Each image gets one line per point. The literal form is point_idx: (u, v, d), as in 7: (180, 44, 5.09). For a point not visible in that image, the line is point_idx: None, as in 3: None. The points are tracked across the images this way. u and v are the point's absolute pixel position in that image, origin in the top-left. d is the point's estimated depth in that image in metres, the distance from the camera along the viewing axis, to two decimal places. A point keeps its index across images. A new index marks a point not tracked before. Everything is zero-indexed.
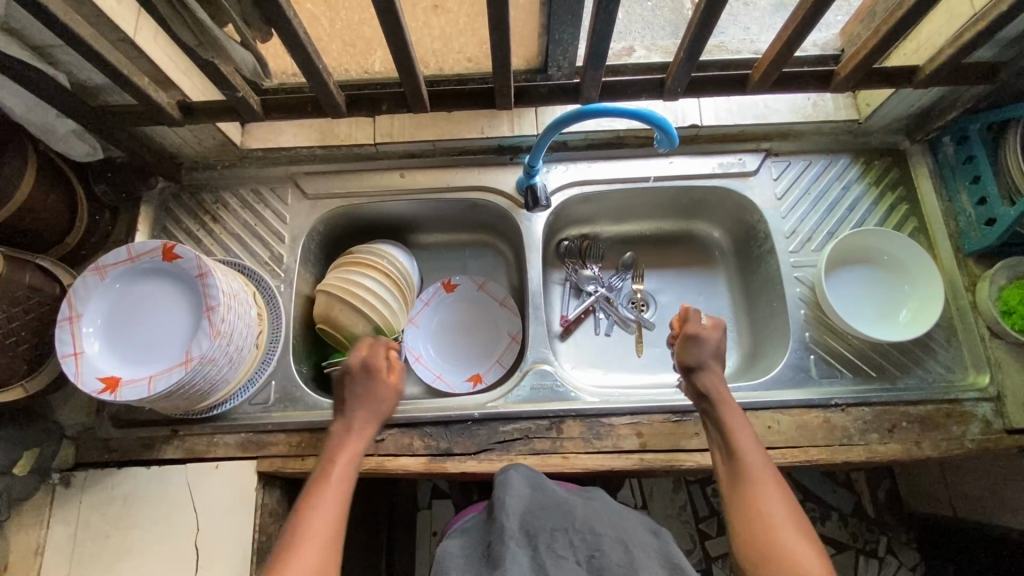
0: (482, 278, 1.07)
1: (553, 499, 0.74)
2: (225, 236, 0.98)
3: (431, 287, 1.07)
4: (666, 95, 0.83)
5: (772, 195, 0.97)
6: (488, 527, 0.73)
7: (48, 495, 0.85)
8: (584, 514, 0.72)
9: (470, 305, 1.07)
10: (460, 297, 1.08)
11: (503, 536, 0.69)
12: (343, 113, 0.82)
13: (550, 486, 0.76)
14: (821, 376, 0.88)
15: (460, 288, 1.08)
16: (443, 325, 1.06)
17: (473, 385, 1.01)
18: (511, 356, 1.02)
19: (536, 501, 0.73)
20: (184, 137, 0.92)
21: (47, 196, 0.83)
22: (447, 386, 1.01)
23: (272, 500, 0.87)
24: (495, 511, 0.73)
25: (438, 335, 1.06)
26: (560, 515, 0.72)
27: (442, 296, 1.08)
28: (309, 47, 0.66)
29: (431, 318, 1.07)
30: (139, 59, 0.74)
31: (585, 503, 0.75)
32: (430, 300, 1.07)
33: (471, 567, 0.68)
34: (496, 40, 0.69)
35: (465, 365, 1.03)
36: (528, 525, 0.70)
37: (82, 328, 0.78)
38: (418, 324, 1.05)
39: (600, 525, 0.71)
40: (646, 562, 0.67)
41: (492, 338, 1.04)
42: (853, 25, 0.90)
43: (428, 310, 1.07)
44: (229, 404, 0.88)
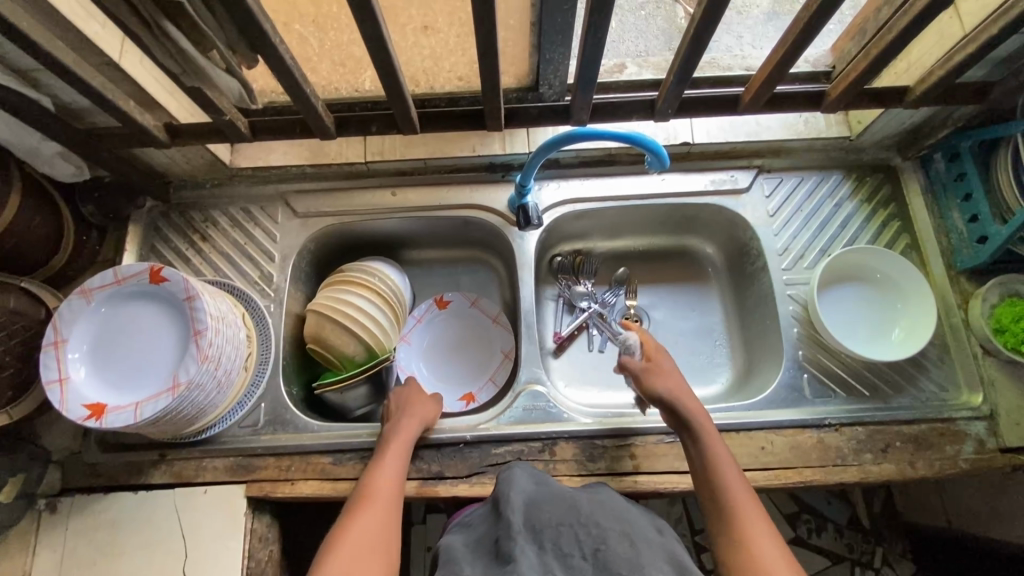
0: (476, 295, 1.06)
1: (556, 493, 0.67)
2: (214, 255, 0.97)
3: (423, 303, 1.06)
4: (657, 116, 0.83)
5: (765, 212, 0.97)
6: (488, 524, 0.66)
7: (34, 522, 0.84)
8: (587, 508, 0.65)
9: (463, 322, 1.06)
10: (452, 314, 1.07)
11: (507, 530, 0.62)
12: (332, 134, 0.82)
13: (554, 484, 0.70)
14: (815, 396, 0.88)
15: (453, 305, 1.06)
16: (436, 342, 1.06)
17: (466, 405, 1.00)
18: (503, 375, 1.01)
19: (540, 497, 0.67)
20: (172, 157, 0.91)
21: (33, 218, 0.82)
22: (440, 405, 1.00)
23: (263, 525, 0.86)
24: (498, 507, 0.67)
25: (431, 353, 1.05)
26: (564, 508, 0.64)
27: (435, 313, 1.07)
28: (296, 72, 0.65)
29: (424, 335, 1.06)
30: (124, 83, 0.73)
31: (590, 499, 0.68)
32: (422, 317, 1.06)
33: (480, 564, 0.61)
34: (486, 63, 0.69)
35: (458, 384, 1.02)
36: (532, 521, 0.63)
37: (68, 354, 0.77)
38: (410, 342, 1.05)
39: (605, 519, 0.63)
40: (652, 560, 0.59)
41: (486, 356, 1.04)
42: (844, 43, 0.89)
43: (420, 327, 1.06)
44: (217, 428, 0.87)
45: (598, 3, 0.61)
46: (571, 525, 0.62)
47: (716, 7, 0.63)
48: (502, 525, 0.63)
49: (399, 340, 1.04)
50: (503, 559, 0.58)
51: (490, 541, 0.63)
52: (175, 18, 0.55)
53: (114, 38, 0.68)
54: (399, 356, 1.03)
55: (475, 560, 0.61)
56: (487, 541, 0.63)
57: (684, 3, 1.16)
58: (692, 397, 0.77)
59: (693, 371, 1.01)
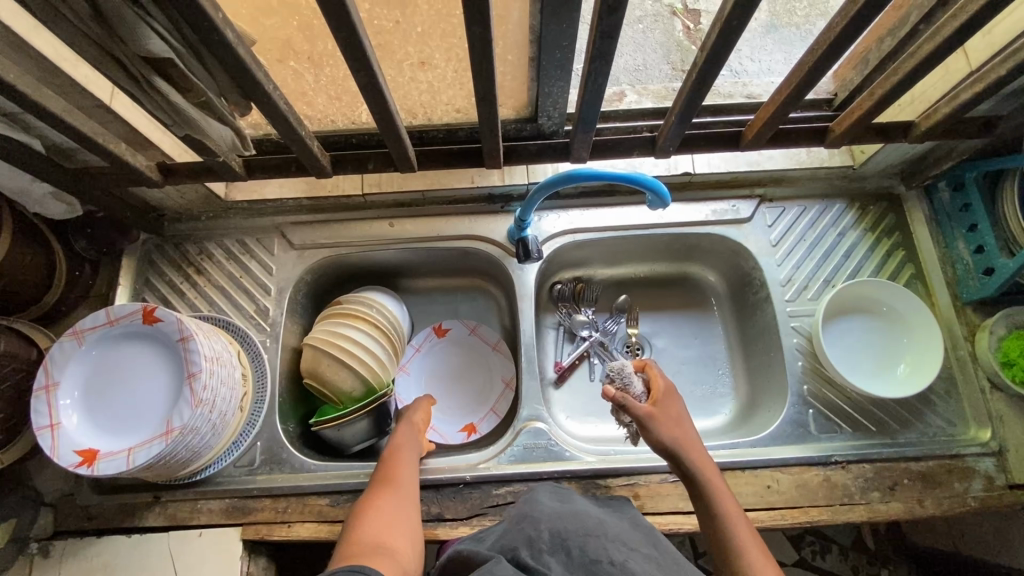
0: (474, 322, 1.06)
1: (583, 514, 0.66)
2: (209, 289, 0.96)
3: (421, 333, 1.06)
4: (658, 152, 0.81)
5: (767, 242, 0.96)
6: (506, 535, 0.65)
7: (25, 566, 0.82)
8: (613, 530, 0.64)
9: (461, 350, 1.05)
10: (450, 343, 1.06)
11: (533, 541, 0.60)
12: (328, 171, 0.80)
13: (580, 506, 0.70)
14: (820, 432, 0.86)
15: (451, 333, 1.06)
16: (434, 372, 1.04)
17: (467, 436, 0.98)
18: (505, 404, 1.00)
19: (565, 513, 0.66)
20: (166, 191, 0.90)
21: (24, 258, 0.81)
22: (441, 436, 0.98)
23: (259, 568, 0.84)
24: (524, 521, 0.65)
25: (430, 383, 1.04)
26: (591, 524, 0.64)
27: (433, 342, 1.06)
28: (291, 116, 0.64)
29: (422, 365, 1.05)
30: (115, 124, 0.71)
31: (616, 522, 0.67)
32: (421, 347, 1.05)
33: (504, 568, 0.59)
34: (484, 104, 0.68)
35: (457, 415, 1.00)
36: (557, 531, 0.62)
37: (59, 399, 0.76)
38: (409, 372, 1.04)
39: (631, 541, 0.62)
40: None
41: (485, 385, 1.02)
42: (846, 70, 0.88)
43: (418, 357, 1.05)
44: (213, 468, 0.85)
45: (600, 49, 0.60)
46: (598, 538, 0.61)
47: (720, 50, 0.61)
48: (526, 536, 0.62)
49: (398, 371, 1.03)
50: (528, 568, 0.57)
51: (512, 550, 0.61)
52: (166, 71, 0.53)
53: (104, 82, 0.67)
54: (398, 386, 1.02)
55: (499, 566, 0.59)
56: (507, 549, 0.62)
57: (683, 20, 1.15)
58: (700, 452, 0.75)
59: (697, 402, 1.00)
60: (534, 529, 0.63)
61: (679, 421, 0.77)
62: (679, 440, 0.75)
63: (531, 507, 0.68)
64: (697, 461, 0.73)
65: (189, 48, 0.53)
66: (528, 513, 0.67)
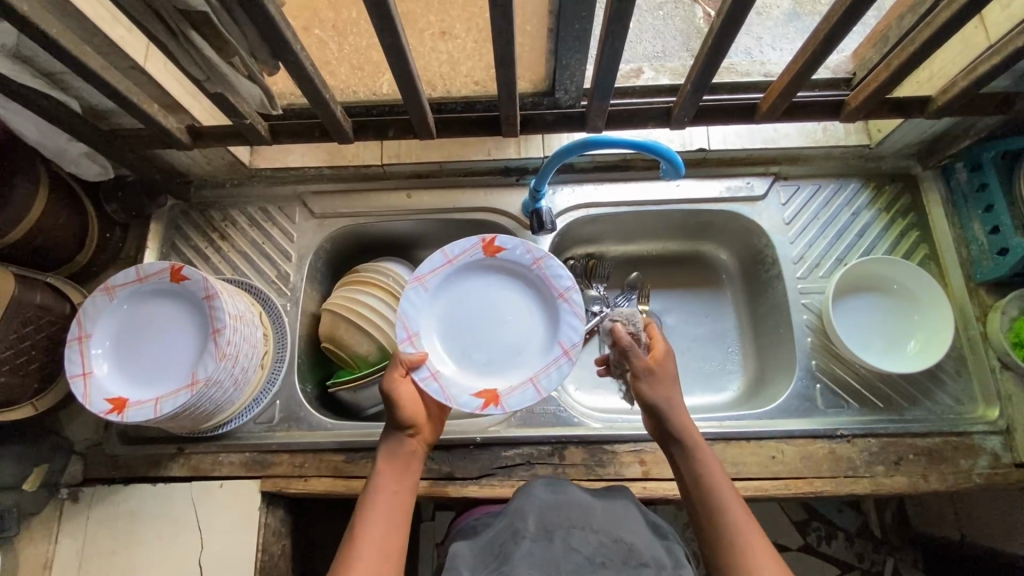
0: (542, 253, 0.85)
1: (573, 502, 0.70)
2: (233, 254, 0.99)
3: (467, 243, 0.85)
4: (673, 124, 0.83)
5: (781, 220, 0.96)
6: (498, 527, 0.69)
7: (57, 510, 0.86)
8: (602, 518, 0.68)
9: (521, 277, 0.87)
10: (504, 261, 0.86)
11: (518, 535, 0.65)
12: (350, 137, 0.83)
13: (572, 493, 0.72)
14: (827, 406, 0.87)
15: (506, 253, 0.85)
16: (467, 288, 0.86)
17: (484, 407, 0.79)
18: (547, 383, 0.81)
19: (555, 504, 0.70)
20: (193, 157, 0.93)
21: (59, 216, 0.85)
22: (447, 396, 0.78)
23: (276, 519, 0.87)
24: (512, 515, 0.70)
25: (455, 299, 0.86)
26: (577, 516, 0.68)
27: (480, 256, 0.86)
28: (316, 78, 0.67)
29: (450, 275, 0.86)
30: (148, 85, 0.75)
31: (606, 508, 0.71)
32: (455, 258, 0.85)
33: (483, 564, 0.65)
34: (503, 70, 0.69)
35: (472, 374, 0.83)
36: (543, 523, 0.67)
37: (91, 349, 0.79)
38: (426, 284, 0.84)
39: (617, 530, 0.67)
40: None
41: (529, 342, 0.85)
42: (866, 49, 0.88)
43: (450, 269, 0.85)
44: (235, 423, 0.89)
45: (617, 13, 0.61)
46: (583, 530, 0.66)
47: (735, 17, 0.62)
48: (511, 529, 0.67)
49: (409, 281, 0.83)
50: (504, 561, 0.63)
51: (498, 544, 0.66)
52: (201, 27, 0.56)
53: (139, 42, 0.70)
54: (403, 299, 0.83)
55: (480, 565, 0.65)
56: (495, 543, 0.67)
57: (703, 4, 1.15)
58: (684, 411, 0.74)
59: (704, 377, 1.01)
60: (522, 520, 0.68)
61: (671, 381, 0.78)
62: (670, 399, 0.73)
63: (523, 496, 0.73)
64: (686, 429, 0.72)
65: (223, 5, 0.55)
66: (519, 505, 0.71)
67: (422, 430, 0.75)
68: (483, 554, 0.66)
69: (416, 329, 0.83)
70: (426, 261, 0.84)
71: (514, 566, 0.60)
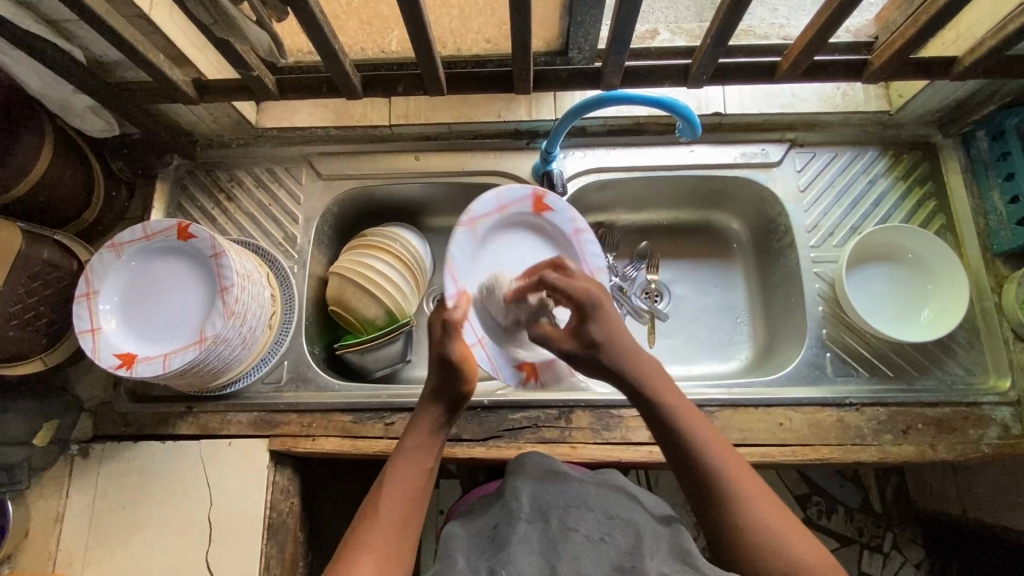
0: (584, 225, 0.86)
1: (567, 481, 0.68)
2: (240, 215, 0.98)
3: (521, 191, 0.81)
4: (691, 82, 0.80)
5: (795, 187, 0.95)
6: (489, 509, 0.67)
7: (68, 465, 0.87)
8: (597, 496, 0.66)
9: (556, 241, 0.87)
10: (546, 221, 0.85)
11: (512, 516, 0.62)
12: (359, 94, 0.81)
13: (562, 473, 0.70)
14: (837, 374, 0.87)
15: (551, 213, 0.85)
16: (507, 238, 0.83)
17: (525, 381, 0.82)
18: (580, 357, 0.86)
19: (547, 485, 0.67)
20: (199, 114, 0.92)
21: (65, 172, 0.84)
22: (493, 368, 0.78)
23: (284, 478, 0.88)
24: (503, 495, 0.67)
25: (497, 248, 0.82)
26: (574, 494, 0.66)
27: (527, 209, 0.84)
28: (325, 26, 0.65)
29: (497, 222, 0.82)
30: (155, 36, 0.73)
31: (601, 487, 0.68)
32: (504, 205, 0.81)
33: (476, 548, 0.62)
34: (518, 22, 0.67)
35: (512, 338, 0.82)
36: (537, 504, 0.65)
37: (100, 305, 0.79)
38: (477, 229, 0.78)
39: (613, 508, 0.65)
40: (653, 550, 0.59)
41: None
42: (890, 12, 0.84)
43: (497, 216, 0.81)
44: (243, 382, 0.89)
45: None
46: (579, 510, 0.64)
47: None
48: (504, 509, 0.65)
49: (463, 221, 0.76)
50: (500, 546, 0.60)
51: (492, 528, 0.63)
52: None
53: None
54: (454, 241, 0.75)
55: (475, 552, 0.61)
56: (488, 526, 0.64)
57: None
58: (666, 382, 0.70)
59: (712, 346, 1.01)
60: (513, 500, 0.65)
61: (610, 342, 0.71)
62: (619, 363, 0.70)
63: (513, 475, 0.70)
64: (661, 387, 0.69)
65: None
66: (510, 484, 0.68)
67: (466, 408, 0.72)
68: (477, 539, 0.63)
69: (463, 276, 0.76)
70: (481, 202, 0.77)
71: (512, 554, 0.57)
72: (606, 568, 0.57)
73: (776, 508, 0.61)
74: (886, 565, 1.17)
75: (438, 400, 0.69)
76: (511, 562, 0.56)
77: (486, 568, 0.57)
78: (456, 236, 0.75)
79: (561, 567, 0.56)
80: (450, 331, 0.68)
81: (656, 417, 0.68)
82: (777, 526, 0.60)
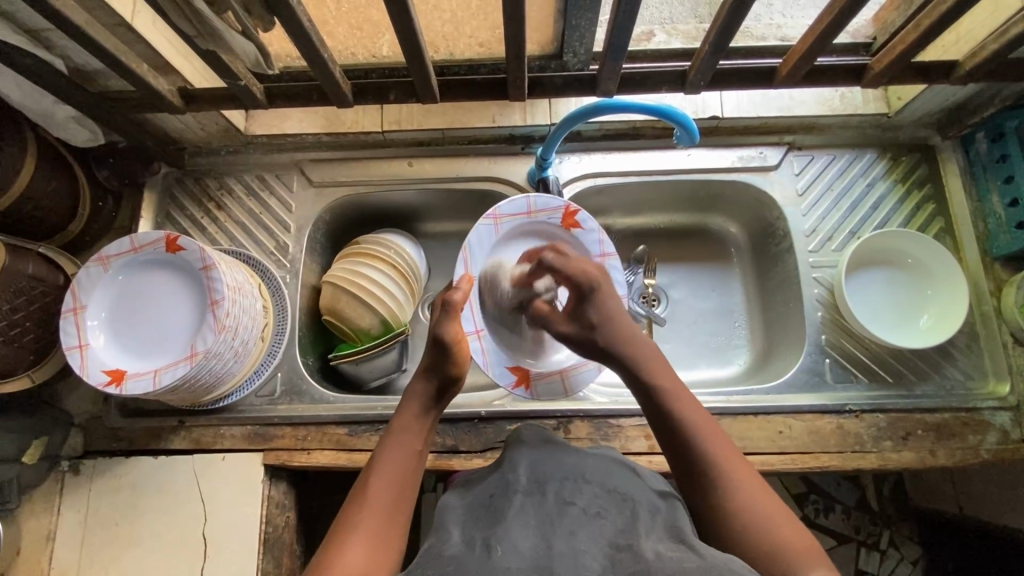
0: (610, 249, 0.86)
1: (568, 450, 0.61)
2: (230, 224, 0.96)
3: (552, 202, 0.85)
4: (688, 88, 0.79)
5: (794, 191, 0.94)
6: (485, 479, 0.60)
7: (59, 482, 0.86)
8: (595, 468, 0.59)
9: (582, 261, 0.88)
10: (575, 238, 0.87)
11: (508, 489, 0.56)
12: (349, 102, 0.80)
13: (565, 444, 0.63)
14: (836, 381, 0.86)
15: (580, 231, 0.86)
16: (533, 245, 0.87)
17: (514, 385, 0.83)
18: (578, 381, 0.85)
19: (548, 456, 0.60)
20: (186, 123, 0.90)
21: (49, 184, 0.82)
22: (485, 361, 0.82)
23: (279, 492, 0.87)
24: (501, 467, 0.60)
25: (521, 251, 0.87)
26: (573, 466, 0.58)
27: (558, 222, 0.86)
28: (314, 35, 0.63)
29: (523, 226, 0.86)
30: (138, 45, 0.71)
31: (598, 457, 0.61)
32: (537, 213, 0.85)
33: (471, 518, 0.55)
34: (511, 30, 0.66)
35: (512, 339, 0.86)
36: (535, 477, 0.57)
37: (87, 320, 0.77)
38: (500, 225, 0.84)
39: (611, 480, 0.58)
40: (649, 529, 0.51)
41: None
42: (888, 13, 0.82)
43: (526, 221, 0.86)
44: (236, 396, 0.88)
45: None
46: (576, 481, 0.56)
47: None
48: (501, 481, 0.57)
49: (487, 214, 0.84)
50: (495, 518, 0.53)
51: (487, 497, 0.56)
52: None
53: None
54: (475, 231, 0.83)
55: (469, 525, 0.54)
56: (485, 495, 0.57)
57: None
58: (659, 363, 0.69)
59: (711, 352, 1.00)
60: (511, 473, 0.58)
61: (601, 319, 0.72)
62: (613, 339, 0.71)
63: (512, 447, 0.63)
64: (654, 370, 0.68)
65: None
66: (508, 455, 0.62)
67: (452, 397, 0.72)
68: (475, 506, 0.56)
69: (477, 267, 0.84)
70: (510, 202, 0.84)
71: (506, 530, 0.50)
72: (601, 544, 0.49)
73: (770, 498, 0.58)
74: (884, 564, 1.16)
75: (427, 378, 0.69)
76: (507, 539, 0.49)
77: (479, 542, 0.50)
78: (477, 227, 0.83)
79: (557, 543, 0.49)
80: (448, 312, 0.71)
81: (648, 400, 0.66)
82: (765, 512, 0.56)
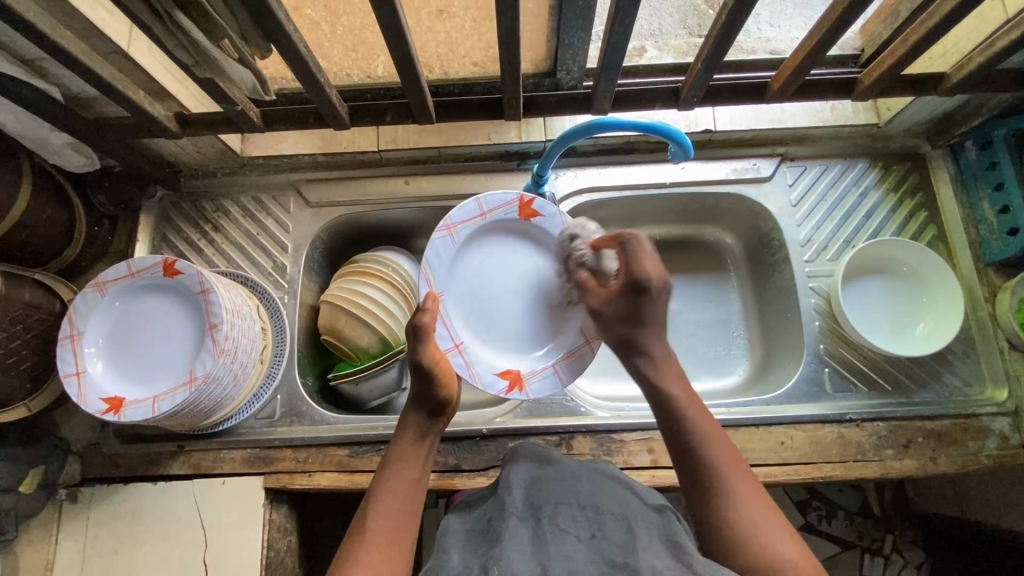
0: None
1: (565, 469, 0.61)
2: (226, 246, 0.96)
3: (504, 199, 0.85)
4: (681, 104, 0.80)
5: (787, 202, 0.94)
6: (488, 501, 0.59)
7: (56, 511, 0.84)
8: (590, 488, 0.58)
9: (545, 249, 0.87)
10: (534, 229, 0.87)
11: (504, 512, 0.55)
12: (345, 123, 0.80)
13: (563, 462, 0.62)
14: (835, 390, 0.87)
15: (539, 220, 0.86)
16: (493, 244, 0.86)
17: (508, 390, 0.81)
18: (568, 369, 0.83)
19: (545, 477, 0.59)
20: (183, 146, 0.90)
21: (44, 211, 0.81)
22: (474, 373, 0.80)
23: (280, 515, 0.86)
24: (497, 491, 0.60)
25: (482, 252, 0.86)
26: (568, 488, 0.57)
27: (514, 216, 0.86)
28: (309, 59, 0.64)
29: (481, 228, 0.86)
30: (134, 71, 0.72)
31: (592, 477, 0.60)
32: (489, 212, 0.85)
33: (472, 544, 0.54)
34: (507, 51, 0.66)
35: (493, 346, 0.84)
36: (532, 500, 0.56)
37: (85, 347, 0.77)
38: (456, 235, 0.83)
39: (607, 501, 0.56)
40: (647, 545, 0.50)
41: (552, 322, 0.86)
42: (875, 26, 0.83)
43: (482, 222, 0.85)
44: (233, 420, 0.87)
45: None
46: (571, 506, 0.55)
47: None
48: (497, 505, 0.57)
49: (441, 226, 0.82)
50: (493, 542, 0.52)
51: (487, 522, 0.56)
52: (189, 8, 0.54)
53: (121, 26, 0.67)
54: (431, 246, 0.81)
55: (468, 549, 0.53)
56: (485, 519, 0.56)
57: None
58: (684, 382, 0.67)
59: (709, 363, 1.00)
60: (508, 496, 0.57)
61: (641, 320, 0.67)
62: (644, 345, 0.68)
63: (509, 468, 0.62)
64: (670, 381, 0.67)
65: None
66: (504, 475, 0.61)
67: (448, 417, 0.70)
68: (475, 531, 0.55)
69: (441, 281, 0.83)
70: (461, 208, 0.82)
71: (505, 551, 0.49)
72: (596, 568, 0.48)
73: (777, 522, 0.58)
74: (888, 569, 1.13)
75: (420, 408, 0.68)
76: (505, 559, 0.48)
77: (478, 566, 0.49)
78: (431, 239, 0.81)
79: (554, 567, 0.48)
80: (421, 336, 0.67)
81: (660, 409, 0.65)
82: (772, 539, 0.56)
